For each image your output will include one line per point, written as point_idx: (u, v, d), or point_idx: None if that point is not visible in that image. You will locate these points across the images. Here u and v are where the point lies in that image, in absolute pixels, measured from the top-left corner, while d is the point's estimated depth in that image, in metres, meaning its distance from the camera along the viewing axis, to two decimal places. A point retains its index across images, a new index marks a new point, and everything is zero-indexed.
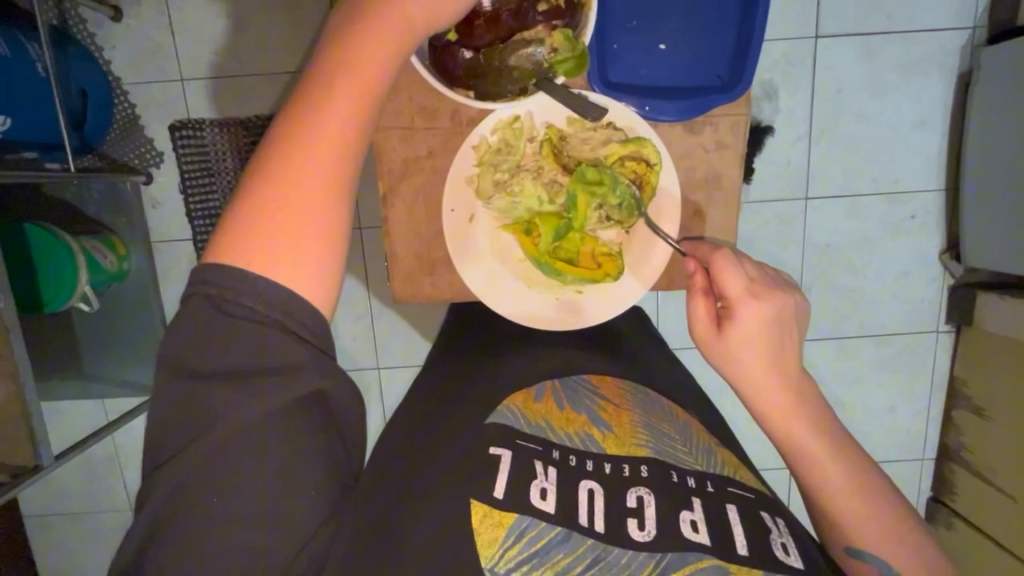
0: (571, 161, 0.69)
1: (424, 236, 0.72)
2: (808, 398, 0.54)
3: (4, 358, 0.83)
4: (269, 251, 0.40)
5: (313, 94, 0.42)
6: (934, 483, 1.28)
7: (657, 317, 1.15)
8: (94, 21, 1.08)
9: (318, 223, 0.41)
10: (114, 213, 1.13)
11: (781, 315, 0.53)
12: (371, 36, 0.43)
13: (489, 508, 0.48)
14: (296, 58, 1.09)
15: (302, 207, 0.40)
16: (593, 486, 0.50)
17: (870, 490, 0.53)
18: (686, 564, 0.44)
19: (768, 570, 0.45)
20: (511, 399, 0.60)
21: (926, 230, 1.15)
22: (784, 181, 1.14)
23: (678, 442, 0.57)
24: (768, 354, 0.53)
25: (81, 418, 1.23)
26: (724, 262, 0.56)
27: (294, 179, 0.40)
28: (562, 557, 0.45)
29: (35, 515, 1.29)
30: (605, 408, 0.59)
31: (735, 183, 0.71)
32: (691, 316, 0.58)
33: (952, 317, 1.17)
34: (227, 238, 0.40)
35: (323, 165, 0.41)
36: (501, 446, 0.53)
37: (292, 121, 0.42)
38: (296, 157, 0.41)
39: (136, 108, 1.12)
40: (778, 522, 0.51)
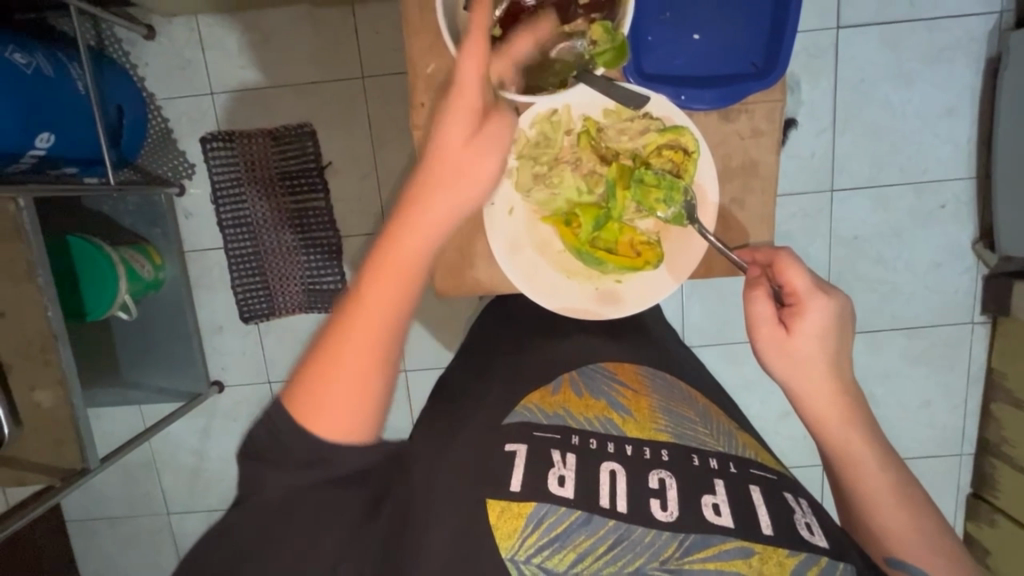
0: (609, 152, 0.69)
1: (462, 231, 0.73)
2: (853, 393, 0.55)
3: (54, 365, 0.87)
4: (335, 402, 0.44)
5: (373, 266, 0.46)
6: (974, 480, 1.24)
7: (684, 313, 1.14)
8: (130, 40, 1.12)
9: (367, 379, 0.44)
10: (150, 223, 1.16)
11: (847, 313, 0.55)
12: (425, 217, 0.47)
13: (506, 501, 0.48)
14: (323, 67, 1.12)
15: (356, 365, 0.44)
16: (614, 467, 0.51)
17: (910, 491, 0.53)
18: (709, 545, 0.46)
19: (793, 548, 0.46)
20: (527, 398, 0.58)
21: (960, 218, 1.13)
22: (811, 173, 1.13)
23: (701, 427, 0.57)
24: (833, 352, 0.54)
25: (120, 425, 1.27)
26: (790, 260, 0.55)
27: (356, 333, 0.44)
28: (584, 538, 0.47)
29: (77, 520, 1.33)
30: (623, 394, 0.58)
31: (770, 170, 0.71)
32: (751, 313, 0.56)
33: (988, 307, 1.14)
34: (300, 389, 0.45)
35: (374, 328, 0.45)
36: (517, 441, 0.53)
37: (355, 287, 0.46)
38: (354, 319, 0.45)
39: (169, 122, 1.16)
40: (801, 503, 0.51)
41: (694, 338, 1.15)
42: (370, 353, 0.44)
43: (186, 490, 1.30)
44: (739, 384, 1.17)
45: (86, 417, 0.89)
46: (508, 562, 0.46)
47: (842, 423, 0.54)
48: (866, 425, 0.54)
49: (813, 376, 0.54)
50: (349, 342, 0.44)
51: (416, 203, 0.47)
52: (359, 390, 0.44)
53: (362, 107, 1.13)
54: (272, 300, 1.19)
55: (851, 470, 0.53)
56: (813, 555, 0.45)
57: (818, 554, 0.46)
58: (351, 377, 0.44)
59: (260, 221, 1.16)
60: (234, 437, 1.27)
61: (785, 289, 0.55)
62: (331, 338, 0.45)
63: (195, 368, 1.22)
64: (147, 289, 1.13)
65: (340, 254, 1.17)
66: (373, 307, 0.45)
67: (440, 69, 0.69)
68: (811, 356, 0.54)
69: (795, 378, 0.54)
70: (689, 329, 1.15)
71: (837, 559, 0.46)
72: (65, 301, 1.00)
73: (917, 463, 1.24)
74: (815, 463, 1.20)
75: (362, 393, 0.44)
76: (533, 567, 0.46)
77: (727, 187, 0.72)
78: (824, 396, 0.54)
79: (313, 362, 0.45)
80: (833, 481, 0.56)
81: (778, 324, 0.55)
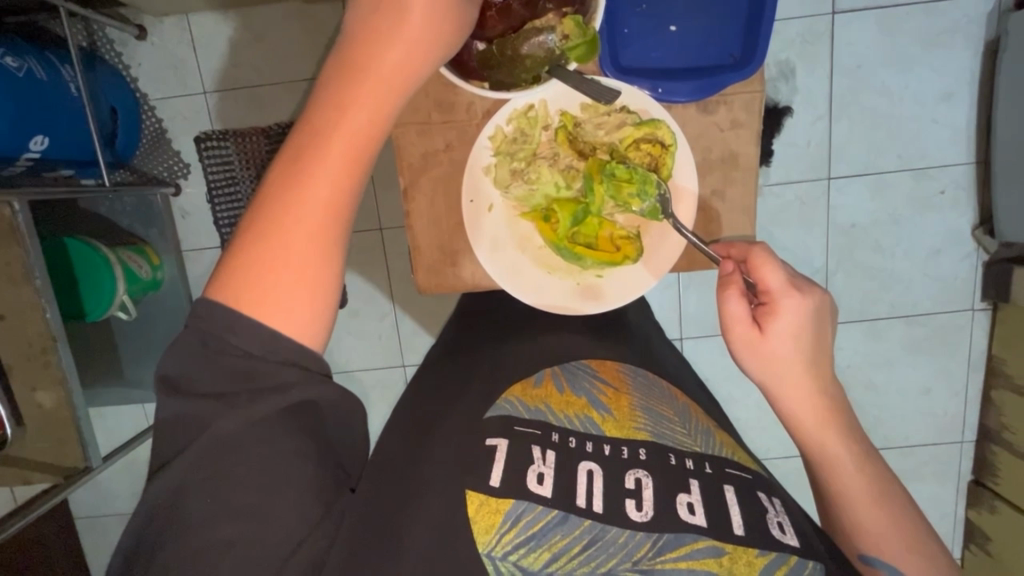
0: (587, 148, 0.69)
1: (445, 228, 0.74)
2: (834, 393, 0.55)
3: (53, 366, 0.88)
4: (277, 295, 0.43)
5: (305, 154, 0.44)
6: (975, 467, 1.24)
7: (679, 304, 1.14)
8: (122, 40, 1.13)
9: (311, 268, 0.43)
10: (146, 223, 1.17)
11: (821, 309, 0.55)
12: (361, 102, 0.45)
13: (484, 497, 0.48)
14: (314, 65, 1.12)
15: (297, 252, 0.43)
16: (592, 467, 0.51)
17: (892, 494, 0.53)
18: (681, 544, 0.46)
19: (764, 547, 0.46)
20: (509, 390, 0.59)
21: (958, 204, 1.12)
22: (806, 161, 1.12)
23: (678, 425, 0.57)
24: (807, 349, 0.54)
25: (124, 423, 1.28)
26: (765, 258, 0.55)
27: (304, 211, 0.43)
28: (559, 538, 0.47)
29: (86, 516, 1.35)
30: (604, 392, 0.59)
31: (752, 162, 0.71)
32: (727, 313, 0.56)
33: (987, 294, 1.13)
34: (232, 285, 0.43)
35: (314, 215, 0.43)
36: (499, 435, 0.53)
37: (288, 174, 0.44)
38: (291, 208, 0.43)
39: (163, 122, 1.16)
40: (774, 503, 0.51)
41: (691, 329, 1.15)
42: (312, 241, 0.43)
43: None
44: (736, 375, 1.17)
45: (87, 417, 0.90)
46: (484, 558, 0.45)
47: (823, 426, 0.54)
48: (849, 429, 0.54)
49: (789, 372, 0.54)
50: (297, 219, 0.43)
51: (356, 83, 0.46)
52: (313, 273, 0.44)
53: None
54: None
55: (831, 470, 0.53)
56: (784, 555, 0.45)
57: (788, 553, 0.46)
58: (304, 260, 0.43)
59: None
60: None
61: (759, 287, 0.55)
62: (273, 223, 0.43)
63: None
64: (146, 290, 1.14)
65: None
66: (321, 190, 0.44)
67: None
68: (786, 354, 0.54)
69: (773, 378, 0.54)
70: (686, 321, 1.15)
71: (806, 558, 0.46)
72: (63, 303, 1.00)
73: (917, 450, 1.24)
74: None
75: (315, 276, 0.44)
76: (509, 566, 0.45)
77: (707, 179, 0.72)
78: (801, 395, 0.54)
79: (250, 254, 0.43)
80: (813, 480, 0.56)
81: (753, 324, 0.55)
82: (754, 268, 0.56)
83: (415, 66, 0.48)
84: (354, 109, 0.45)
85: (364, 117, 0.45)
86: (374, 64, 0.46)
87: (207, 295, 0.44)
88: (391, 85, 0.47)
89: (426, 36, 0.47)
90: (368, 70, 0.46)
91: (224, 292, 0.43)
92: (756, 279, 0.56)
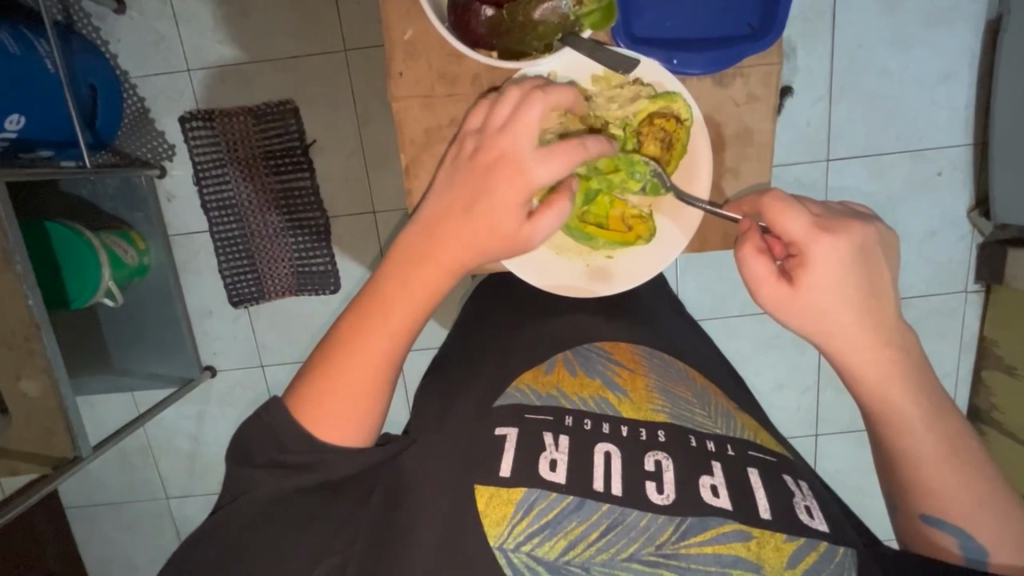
0: (598, 122, 0.66)
1: None
2: (900, 344, 0.54)
3: (38, 354, 0.85)
4: (334, 410, 0.53)
5: (385, 294, 0.55)
6: None
7: (677, 286, 1.13)
8: (100, 15, 1.08)
9: (364, 390, 0.54)
10: (131, 207, 1.13)
11: (857, 246, 0.53)
12: (434, 263, 0.56)
13: (494, 489, 0.51)
14: (304, 40, 1.08)
15: (358, 374, 0.54)
16: (609, 449, 0.53)
17: (965, 451, 0.53)
18: (705, 529, 0.48)
19: (792, 533, 0.49)
20: (520, 378, 0.60)
21: (955, 185, 1.12)
22: (807, 143, 1.11)
23: (696, 407, 0.59)
24: (857, 297, 0.53)
25: (113, 412, 1.26)
26: (781, 206, 0.54)
27: (369, 338, 0.54)
28: (576, 525, 0.49)
29: (76, 506, 1.33)
30: (619, 373, 0.60)
31: (766, 137, 0.69)
32: (750, 272, 0.56)
33: (981, 276, 1.14)
34: (306, 388, 0.54)
35: (379, 346, 0.54)
36: (508, 424, 0.55)
37: (371, 304, 0.55)
38: (364, 335, 0.55)
39: (145, 101, 1.11)
40: (801, 486, 0.54)
41: (690, 312, 1.15)
42: (371, 372, 0.54)
43: (183, 474, 1.30)
44: (733, 359, 1.17)
45: (76, 406, 0.88)
46: (497, 550, 0.48)
47: (886, 380, 0.54)
48: (917, 385, 0.54)
49: (829, 318, 0.54)
50: (361, 346, 0.54)
51: (435, 245, 0.56)
52: (356, 395, 0.54)
53: (344, 81, 1.09)
54: (261, 285, 1.16)
55: (895, 429, 0.54)
56: (812, 539, 0.48)
57: (818, 539, 0.48)
58: (353, 382, 0.54)
59: (245, 202, 1.12)
60: (228, 421, 1.27)
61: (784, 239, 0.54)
62: (347, 344, 0.55)
63: (186, 353, 1.20)
64: (132, 276, 1.11)
65: (330, 234, 1.15)
66: (388, 329, 0.55)
67: (418, 36, 0.66)
68: (830, 306, 0.53)
69: (814, 325, 0.55)
70: (685, 304, 1.14)
71: (837, 543, 0.49)
72: (44, 289, 0.97)
73: None
74: (808, 434, 1.21)
75: (357, 398, 0.54)
76: (523, 555, 0.48)
77: (719, 157, 0.70)
78: (859, 341, 0.54)
79: (324, 365, 0.55)
80: (873, 435, 0.57)
81: (782, 276, 0.55)
82: (771, 221, 0.55)
83: (488, 248, 0.56)
84: (432, 267, 0.56)
85: (437, 272, 0.56)
86: (454, 235, 0.56)
87: (289, 384, 0.57)
88: (464, 256, 0.56)
89: (498, 222, 0.55)
90: (447, 236, 0.56)
91: (295, 391, 0.55)
92: (777, 230, 0.55)
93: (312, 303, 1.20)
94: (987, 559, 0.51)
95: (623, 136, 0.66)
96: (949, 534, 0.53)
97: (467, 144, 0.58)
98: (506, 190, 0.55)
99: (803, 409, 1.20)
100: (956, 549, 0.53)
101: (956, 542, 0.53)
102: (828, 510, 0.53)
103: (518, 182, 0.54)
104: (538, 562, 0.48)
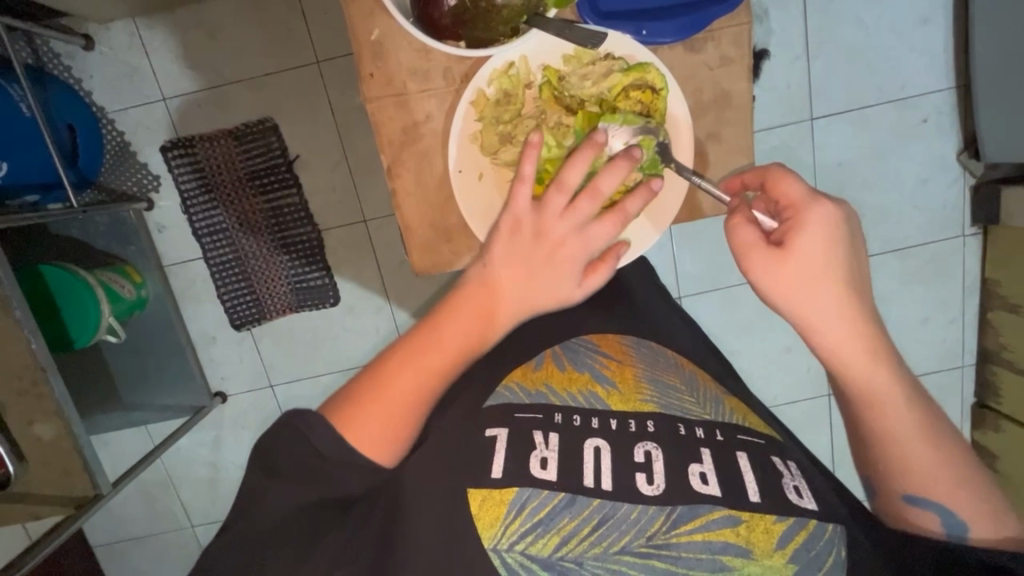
0: (575, 102, 0.66)
1: (436, 203, 0.70)
2: (872, 333, 0.56)
3: (48, 398, 0.85)
4: (376, 440, 0.55)
5: (434, 339, 0.58)
6: (978, 389, 1.25)
7: (675, 264, 1.13)
8: (69, 53, 1.07)
9: (405, 422, 0.56)
10: (122, 242, 1.13)
11: (846, 218, 0.55)
12: (484, 311, 0.59)
13: (487, 491, 0.55)
14: (276, 56, 1.07)
15: (401, 407, 0.56)
16: (598, 443, 0.59)
17: (942, 434, 0.56)
18: (697, 516, 0.53)
19: (781, 514, 0.54)
20: (512, 377, 0.67)
21: (941, 131, 1.11)
22: (788, 105, 1.11)
23: (685, 394, 0.65)
24: (838, 273, 0.54)
25: (131, 448, 1.27)
26: (782, 174, 0.57)
27: (405, 376, 0.57)
28: (567, 521, 0.53)
29: (104, 544, 1.34)
30: (607, 366, 0.66)
31: (745, 99, 0.69)
32: (738, 239, 0.57)
33: (976, 218, 1.13)
34: (345, 416, 0.55)
35: (416, 378, 0.57)
36: (499, 425, 0.61)
37: (420, 344, 0.58)
38: (410, 371, 0.57)
39: (125, 135, 1.11)
40: (789, 467, 0.59)
41: (669, 290, 1.15)
42: (412, 407, 0.57)
43: (206, 501, 1.31)
44: (736, 329, 1.17)
45: (91, 445, 0.88)
46: (490, 551, 0.52)
47: (869, 360, 0.56)
48: (892, 356, 0.56)
49: (810, 303, 0.54)
50: (400, 392, 0.56)
51: (489, 295, 0.59)
52: (390, 427, 0.56)
53: (319, 95, 1.09)
54: (260, 304, 1.16)
55: (874, 408, 0.56)
56: (801, 518, 0.53)
57: (806, 518, 0.53)
58: (387, 423, 0.55)
59: (235, 226, 1.12)
60: (243, 445, 1.28)
61: (783, 204, 0.56)
62: (386, 378, 0.57)
63: (194, 381, 1.21)
64: (132, 310, 1.11)
65: (323, 252, 1.15)
66: (435, 374, 0.57)
67: (385, 34, 0.66)
68: (812, 271, 0.54)
69: (796, 298, 0.54)
70: (684, 278, 1.14)
71: (826, 521, 0.54)
72: (46, 333, 0.96)
73: (920, 379, 1.25)
74: (819, 394, 1.21)
75: (394, 432, 0.56)
76: (517, 555, 0.52)
77: (701, 122, 0.70)
78: (843, 322, 0.55)
79: (359, 400, 0.56)
80: (854, 419, 0.60)
81: (770, 241, 0.56)
82: (770, 187, 0.58)
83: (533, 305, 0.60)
84: (481, 319, 0.59)
85: (488, 327, 0.59)
86: (503, 288, 0.59)
87: (322, 408, 0.58)
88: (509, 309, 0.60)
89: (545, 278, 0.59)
90: (494, 291, 0.59)
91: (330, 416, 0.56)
92: (776, 197, 0.57)
93: (312, 320, 1.20)
94: (967, 535, 0.54)
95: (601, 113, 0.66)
96: (932, 511, 0.55)
97: (517, 221, 0.59)
98: (565, 259, 0.59)
99: (812, 370, 1.20)
100: (938, 528, 0.55)
101: (938, 521, 0.55)
102: (815, 487, 0.58)
103: (579, 247, 0.59)
104: (533, 560, 0.52)
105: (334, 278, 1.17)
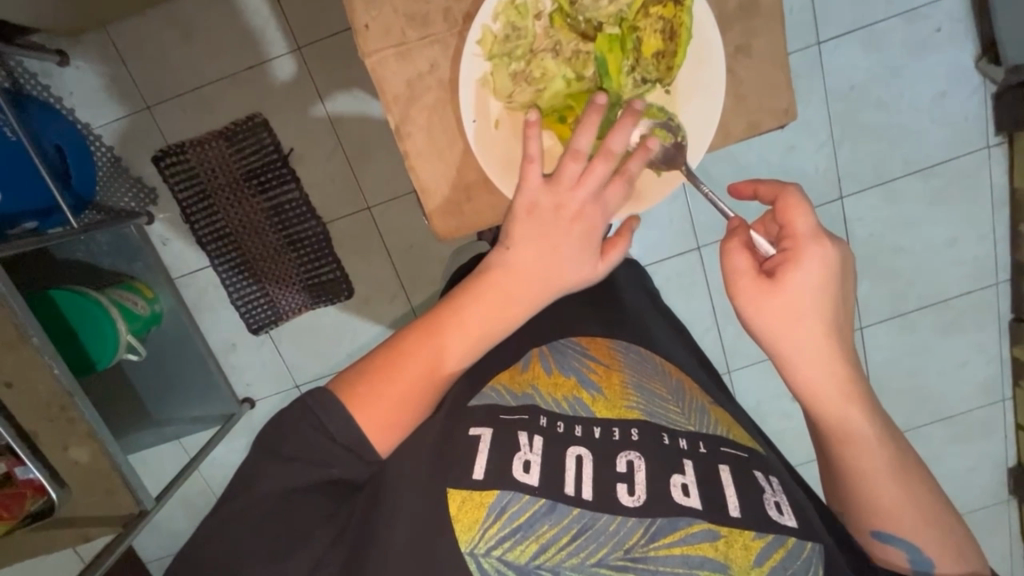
0: (590, 26, 0.62)
1: (449, 159, 0.67)
2: (851, 367, 0.56)
3: (79, 422, 0.84)
4: (381, 423, 0.54)
5: (441, 324, 0.57)
6: (1013, 304, 1.21)
7: (690, 217, 1.10)
8: (45, 71, 1.03)
9: (409, 407, 0.55)
10: (129, 259, 1.11)
11: (844, 262, 0.53)
12: (490, 295, 0.57)
13: (467, 493, 0.54)
14: (256, 45, 1.03)
15: (408, 389, 0.55)
16: (581, 452, 0.57)
17: (913, 481, 0.56)
18: (675, 529, 0.52)
19: (760, 531, 0.53)
20: (498, 378, 0.65)
21: (956, 39, 1.05)
22: (793, 31, 1.05)
23: (671, 404, 0.63)
24: (823, 311, 0.53)
25: (167, 463, 1.27)
26: (796, 203, 0.54)
27: (416, 363, 0.56)
28: (546, 528, 0.53)
29: (155, 558, 1.36)
30: (595, 370, 0.64)
31: (772, 3, 0.64)
32: (730, 264, 0.56)
33: (1002, 126, 1.08)
34: (357, 394, 0.54)
35: (422, 361, 0.56)
36: (482, 425, 0.59)
37: (426, 329, 0.57)
38: (418, 354, 0.56)
39: (115, 150, 1.08)
40: (771, 482, 0.57)
41: (673, 245, 1.12)
42: (416, 392, 0.55)
43: None
44: None
45: (128, 462, 0.88)
46: (466, 554, 0.52)
47: (844, 399, 0.56)
48: (871, 402, 0.57)
49: (789, 335, 0.54)
50: (409, 374, 0.55)
51: (501, 277, 0.57)
52: (396, 411, 0.55)
53: (305, 80, 1.05)
54: (273, 305, 1.15)
55: (847, 440, 0.56)
56: (779, 535, 0.53)
57: (785, 536, 0.53)
58: (393, 407, 0.54)
59: (238, 229, 1.10)
60: None
61: (784, 231, 0.54)
62: (393, 364, 0.56)
63: (219, 391, 1.20)
64: (148, 326, 1.10)
65: (331, 244, 1.12)
66: (443, 358, 0.56)
67: None
68: (801, 305, 0.53)
69: (782, 323, 0.54)
70: (702, 226, 1.11)
71: (806, 539, 0.53)
72: (68, 358, 0.95)
73: (953, 302, 1.21)
74: None
75: (398, 418, 0.55)
76: (492, 560, 0.52)
77: (727, 35, 0.66)
78: (821, 360, 0.55)
79: (369, 382, 0.55)
80: (822, 447, 0.60)
81: (762, 272, 0.55)
82: (779, 212, 0.55)
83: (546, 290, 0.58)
84: (489, 304, 0.57)
85: (502, 315, 0.57)
86: (514, 269, 0.57)
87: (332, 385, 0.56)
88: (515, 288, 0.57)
89: (553, 260, 0.57)
90: (498, 275, 0.57)
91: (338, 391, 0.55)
92: (783, 222, 0.55)
93: (330, 315, 1.18)
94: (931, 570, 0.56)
95: (620, 33, 0.62)
96: (898, 547, 0.56)
97: (535, 201, 0.57)
98: (582, 236, 0.57)
99: None
100: (904, 562, 0.56)
101: (905, 557, 0.56)
102: (796, 503, 0.56)
103: (594, 223, 0.57)
104: (509, 566, 0.51)
105: (345, 269, 1.15)
